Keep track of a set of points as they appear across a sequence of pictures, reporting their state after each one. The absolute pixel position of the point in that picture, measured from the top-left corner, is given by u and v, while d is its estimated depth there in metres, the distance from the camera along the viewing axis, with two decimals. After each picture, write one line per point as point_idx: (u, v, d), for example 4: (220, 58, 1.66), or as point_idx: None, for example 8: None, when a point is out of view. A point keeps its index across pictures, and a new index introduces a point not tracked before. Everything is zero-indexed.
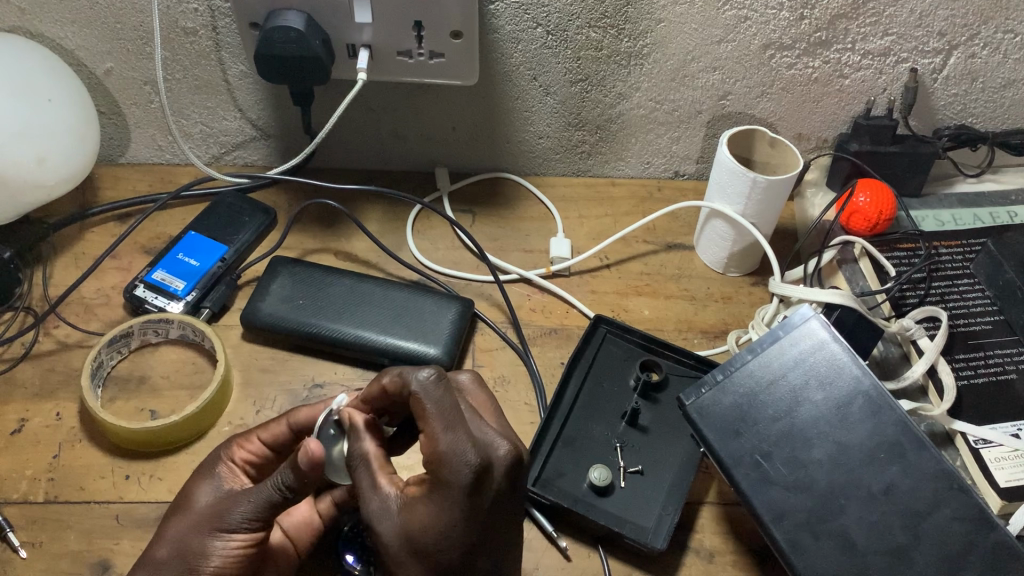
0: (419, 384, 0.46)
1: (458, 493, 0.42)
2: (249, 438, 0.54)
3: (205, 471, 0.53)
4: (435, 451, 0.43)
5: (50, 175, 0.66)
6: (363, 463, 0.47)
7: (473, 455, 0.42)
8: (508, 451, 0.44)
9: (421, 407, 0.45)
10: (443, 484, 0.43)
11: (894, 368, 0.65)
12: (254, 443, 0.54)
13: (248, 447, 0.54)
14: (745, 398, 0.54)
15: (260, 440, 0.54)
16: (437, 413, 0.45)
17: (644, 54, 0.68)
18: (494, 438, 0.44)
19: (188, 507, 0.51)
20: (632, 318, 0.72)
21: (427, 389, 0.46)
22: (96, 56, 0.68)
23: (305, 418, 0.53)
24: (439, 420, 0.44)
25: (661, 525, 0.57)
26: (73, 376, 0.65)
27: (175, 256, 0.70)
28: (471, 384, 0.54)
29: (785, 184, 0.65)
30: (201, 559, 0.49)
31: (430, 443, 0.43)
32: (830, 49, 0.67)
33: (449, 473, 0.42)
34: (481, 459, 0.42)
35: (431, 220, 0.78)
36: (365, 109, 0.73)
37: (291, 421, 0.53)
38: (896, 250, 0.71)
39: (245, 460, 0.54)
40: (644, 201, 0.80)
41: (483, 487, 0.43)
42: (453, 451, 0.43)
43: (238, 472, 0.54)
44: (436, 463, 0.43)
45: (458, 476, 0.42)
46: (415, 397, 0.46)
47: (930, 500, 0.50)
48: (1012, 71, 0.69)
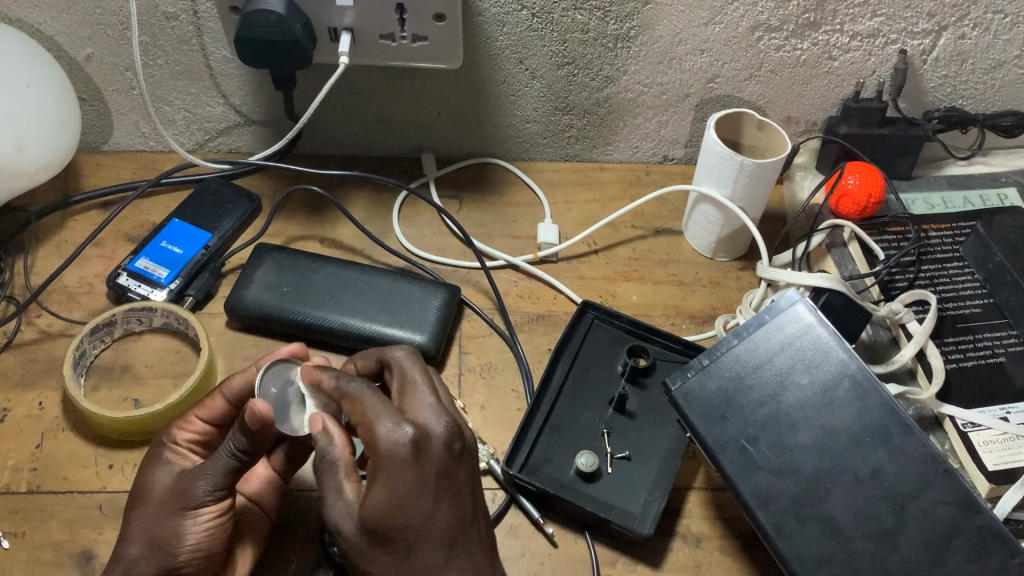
0: (351, 385, 0.46)
1: (400, 467, 0.43)
2: (188, 418, 0.53)
3: (153, 459, 0.52)
4: (372, 435, 0.43)
5: (31, 163, 0.65)
6: (332, 467, 0.45)
7: (405, 430, 0.43)
8: (446, 423, 0.45)
9: (352, 402, 0.45)
10: (384, 463, 0.43)
11: (882, 352, 0.65)
12: (195, 422, 0.53)
13: (191, 427, 0.53)
14: (729, 382, 0.54)
15: (200, 418, 0.53)
16: (371, 402, 0.44)
17: (630, 37, 0.67)
18: (431, 417, 0.46)
19: (146, 496, 0.50)
20: (620, 303, 0.71)
21: (359, 385, 0.46)
22: (76, 42, 0.67)
23: (239, 387, 0.53)
24: (372, 406, 0.44)
25: (648, 510, 0.57)
26: (56, 365, 0.64)
27: (158, 244, 0.70)
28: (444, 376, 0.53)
29: (773, 167, 0.64)
30: (178, 540, 0.48)
31: (365, 426, 0.44)
32: (818, 30, 0.67)
33: (383, 450, 0.43)
34: (414, 433, 0.43)
35: (417, 206, 0.77)
36: (349, 94, 0.72)
37: (226, 392, 0.53)
38: (885, 233, 0.70)
39: (191, 441, 0.53)
40: (632, 185, 0.80)
41: (423, 457, 0.43)
42: (389, 432, 0.43)
43: (186, 453, 0.53)
44: (372, 445, 0.43)
45: (397, 452, 0.43)
46: (348, 397, 0.45)
47: (917, 483, 0.50)
48: (1002, 52, 0.69)
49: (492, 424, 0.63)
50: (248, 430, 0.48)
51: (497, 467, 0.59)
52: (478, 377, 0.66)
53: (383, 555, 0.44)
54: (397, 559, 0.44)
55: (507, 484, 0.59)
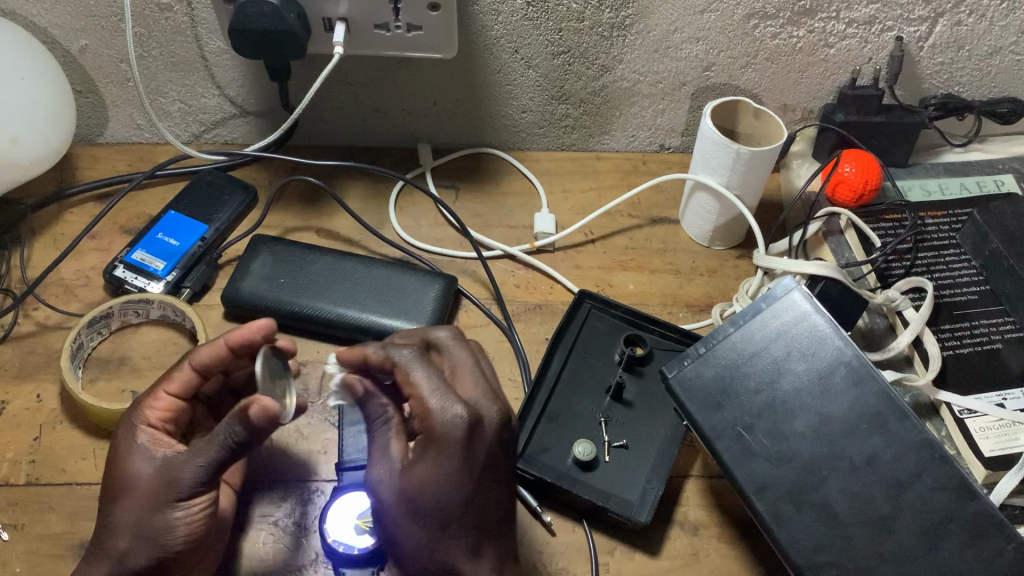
0: (403, 354, 0.46)
1: (451, 448, 0.43)
2: (155, 394, 0.53)
3: (127, 446, 0.51)
4: (425, 411, 0.44)
5: (26, 156, 0.65)
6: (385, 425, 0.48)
7: (464, 411, 0.44)
8: (497, 412, 0.46)
9: (407, 374, 0.45)
10: (437, 440, 0.44)
11: (879, 339, 0.65)
12: (163, 398, 0.53)
13: (160, 405, 0.53)
14: (726, 370, 0.54)
15: (167, 393, 0.53)
16: (424, 377, 0.45)
17: (626, 25, 0.67)
18: (482, 400, 0.46)
19: (126, 486, 0.49)
20: (617, 292, 0.71)
21: (411, 356, 0.46)
22: (69, 33, 0.67)
23: (206, 357, 0.53)
24: (429, 382, 0.45)
25: (645, 499, 0.57)
26: (53, 357, 0.64)
27: (155, 236, 0.70)
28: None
29: (769, 155, 0.64)
30: (170, 533, 0.48)
31: (419, 401, 0.44)
32: (815, 17, 0.66)
33: (441, 428, 0.43)
34: (471, 414, 0.44)
35: (413, 196, 0.77)
36: (345, 84, 0.72)
37: (193, 362, 0.53)
38: (881, 221, 0.70)
39: (161, 418, 0.53)
40: (629, 174, 0.79)
41: (475, 442, 0.44)
42: (443, 411, 0.44)
43: (158, 433, 0.52)
44: (427, 421, 0.44)
45: (451, 432, 0.43)
46: (400, 367, 0.46)
47: (912, 470, 0.50)
48: (998, 38, 0.68)
49: None
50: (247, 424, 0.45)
51: None
52: None
53: (417, 527, 0.45)
54: (430, 533, 0.45)
55: None
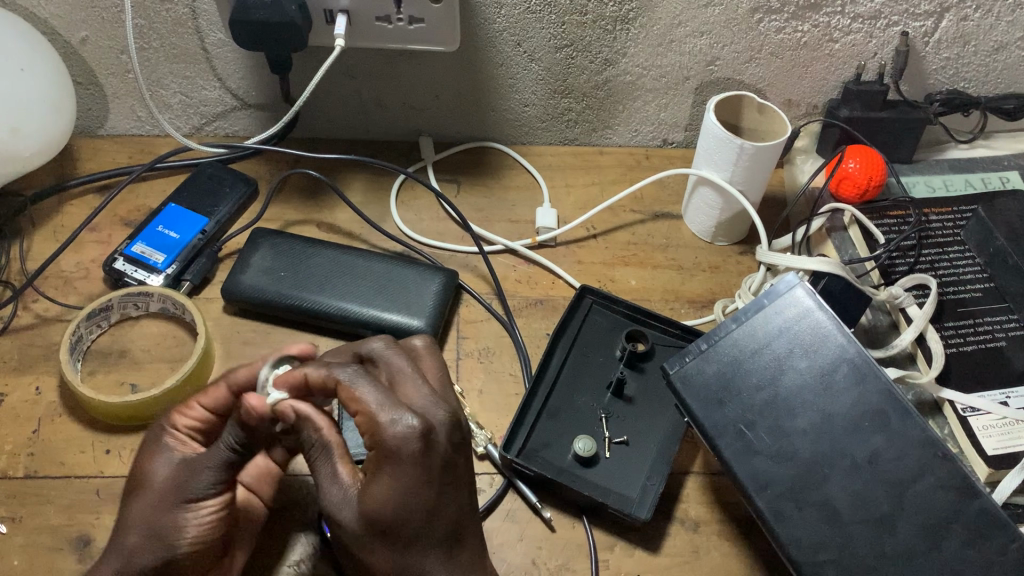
0: (346, 371, 0.45)
1: (407, 460, 0.42)
2: (190, 404, 0.51)
3: (150, 447, 0.51)
4: (375, 427, 0.42)
5: (26, 148, 0.65)
6: (325, 450, 0.45)
7: (414, 421, 0.42)
8: (446, 416, 0.44)
9: (352, 392, 0.43)
10: (390, 455, 0.42)
11: (882, 337, 0.65)
12: (196, 408, 0.52)
13: (191, 414, 0.51)
14: (728, 366, 0.54)
15: (202, 405, 0.51)
16: (368, 392, 0.43)
17: (630, 19, 0.66)
18: (429, 407, 0.45)
19: (143, 484, 0.49)
20: (619, 288, 0.71)
21: (354, 372, 0.44)
22: (70, 24, 0.67)
23: (244, 379, 0.50)
24: (375, 397, 0.43)
25: (645, 495, 0.57)
26: (53, 350, 0.64)
27: (155, 229, 0.69)
28: (426, 348, 0.52)
29: (773, 151, 0.64)
30: (178, 533, 0.47)
31: (368, 417, 0.43)
32: (820, 12, 0.66)
33: (392, 441, 0.42)
34: (423, 424, 0.42)
35: (415, 191, 0.77)
36: (347, 77, 0.72)
37: (229, 383, 0.50)
38: (885, 219, 0.69)
39: (191, 427, 0.52)
40: (632, 169, 0.79)
41: (429, 450, 0.43)
42: (393, 423, 0.42)
43: (185, 439, 0.52)
44: (377, 436, 0.42)
45: (403, 446, 0.42)
46: (343, 384, 0.44)
47: (915, 468, 0.50)
48: (1005, 33, 0.68)
49: (489, 409, 0.63)
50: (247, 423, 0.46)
51: (495, 451, 0.59)
52: (476, 361, 0.66)
53: (385, 545, 0.44)
54: (397, 549, 0.44)
55: (505, 468, 0.59)
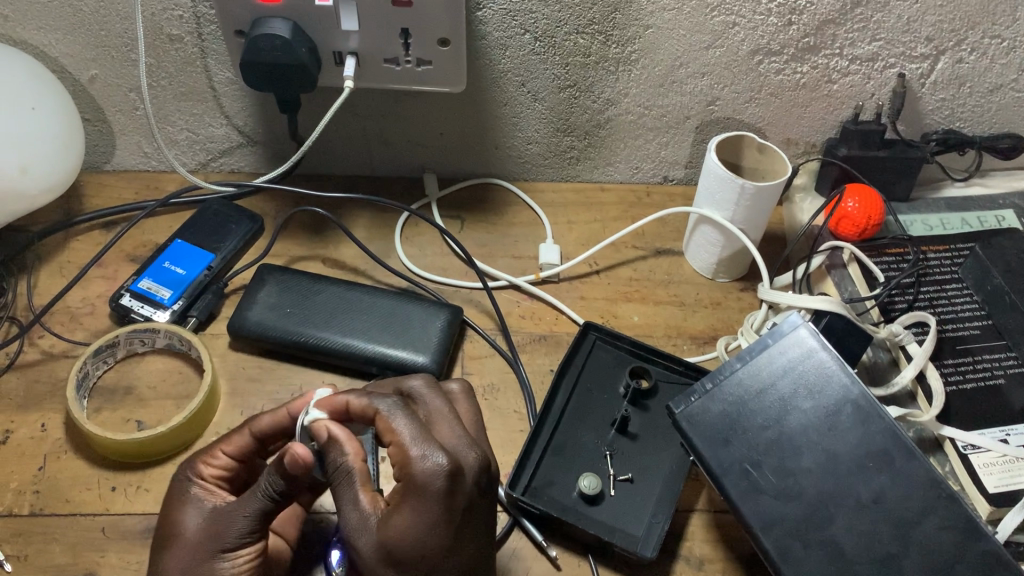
0: (386, 403, 0.46)
1: (431, 497, 0.42)
2: (212, 454, 0.53)
3: (179, 498, 0.51)
4: (405, 459, 0.44)
5: (34, 185, 0.65)
6: (348, 476, 0.44)
7: (443, 458, 0.43)
8: (476, 459, 0.45)
9: (388, 423, 0.45)
10: (416, 489, 0.43)
11: (882, 374, 0.66)
12: (220, 458, 0.53)
13: (216, 463, 0.53)
14: (733, 406, 0.54)
15: (225, 453, 0.53)
16: (405, 425, 0.45)
17: (632, 60, 0.68)
18: (460, 447, 0.45)
19: (177, 536, 0.49)
20: (622, 324, 0.72)
21: (393, 405, 0.46)
22: (80, 63, 0.68)
23: (267, 424, 0.52)
24: (409, 430, 0.45)
25: (650, 534, 0.57)
26: (59, 387, 0.64)
27: (161, 265, 0.70)
28: (461, 393, 0.53)
29: (774, 191, 0.65)
30: None
31: (399, 448, 0.44)
32: (818, 54, 0.67)
33: (420, 475, 0.42)
34: (452, 463, 0.43)
35: (419, 227, 0.77)
36: (353, 115, 0.73)
37: (252, 428, 0.52)
38: (884, 256, 0.71)
39: (217, 475, 0.53)
40: (633, 206, 0.80)
41: (454, 490, 0.43)
42: (422, 459, 0.43)
43: (212, 488, 0.52)
44: (407, 470, 0.43)
45: (431, 482, 0.42)
46: (381, 414, 0.46)
47: (919, 508, 0.50)
48: (999, 76, 0.69)
49: (495, 446, 0.63)
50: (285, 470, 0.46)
51: (501, 489, 0.59)
52: (480, 398, 0.66)
53: None
54: None
55: (510, 506, 0.59)
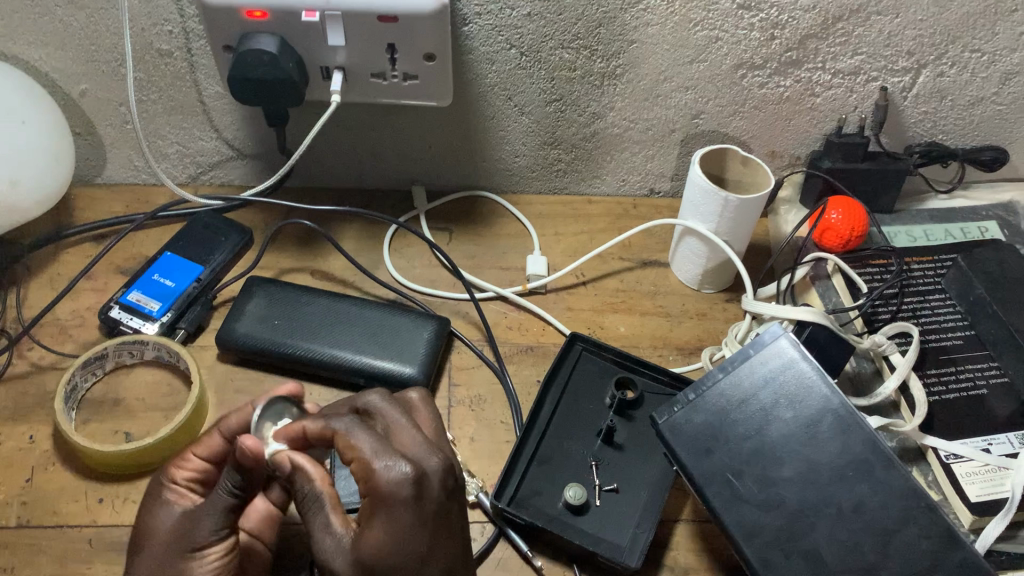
0: (343, 421, 0.46)
1: (401, 506, 0.42)
2: (186, 457, 0.52)
3: (152, 500, 0.52)
4: (369, 473, 0.43)
5: (24, 199, 0.66)
6: (317, 501, 0.45)
7: (406, 467, 0.43)
8: (439, 465, 0.45)
9: (348, 439, 0.44)
10: (383, 501, 0.43)
11: (866, 384, 0.66)
12: (192, 460, 0.52)
13: (188, 466, 0.52)
14: (715, 417, 0.55)
15: (198, 456, 0.52)
16: (365, 439, 0.44)
17: (617, 74, 0.69)
18: (423, 453, 0.45)
19: (149, 539, 0.50)
20: (608, 335, 0.72)
21: (350, 422, 0.45)
22: (71, 78, 0.68)
23: (236, 426, 0.51)
24: (371, 443, 0.44)
25: (635, 543, 0.57)
26: (47, 399, 0.65)
27: (150, 277, 0.70)
28: (421, 401, 0.52)
29: (757, 203, 0.66)
30: None
31: (362, 464, 0.43)
32: (801, 68, 0.68)
33: (387, 485, 0.43)
34: (415, 470, 0.43)
35: (407, 239, 0.78)
36: (341, 129, 0.74)
37: (222, 430, 0.52)
38: (868, 267, 0.72)
39: (189, 479, 0.52)
40: (620, 218, 0.81)
41: (423, 495, 0.43)
42: (387, 470, 0.43)
43: (185, 491, 0.52)
44: (371, 482, 0.43)
45: (398, 490, 0.42)
46: (339, 433, 0.45)
47: (899, 517, 0.50)
48: (980, 89, 0.70)
49: (481, 457, 0.64)
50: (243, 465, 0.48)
51: (486, 500, 0.59)
52: (467, 409, 0.66)
53: None
54: None
55: (496, 517, 0.59)
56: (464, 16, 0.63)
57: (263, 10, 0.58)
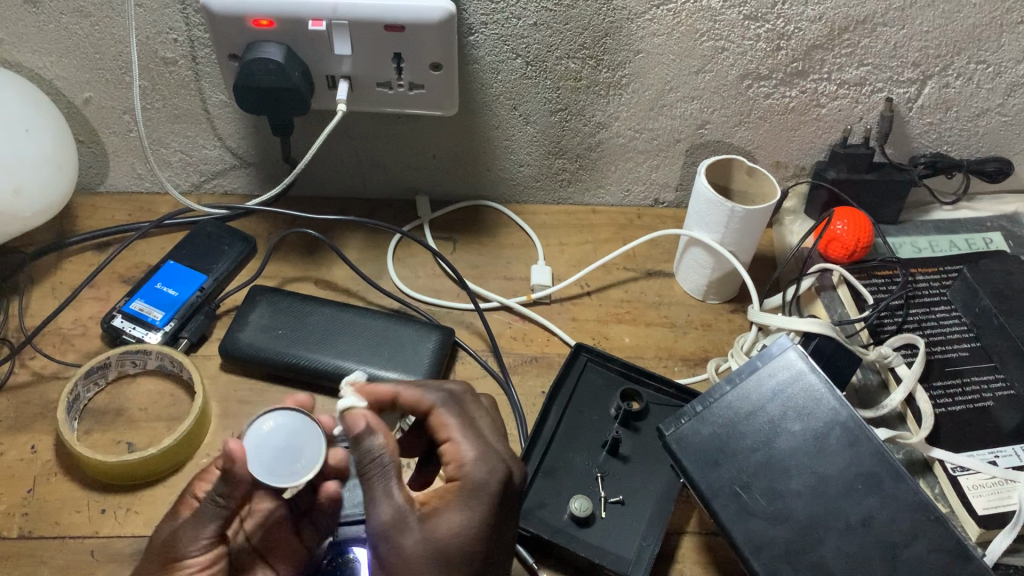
0: (436, 402, 0.50)
1: (486, 496, 0.46)
2: (207, 469, 0.51)
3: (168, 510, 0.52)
4: (462, 458, 0.47)
5: (28, 208, 0.65)
6: (385, 467, 0.45)
7: (505, 464, 0.47)
8: (516, 464, 0.49)
9: (445, 421, 0.49)
10: (473, 487, 0.46)
11: (872, 396, 0.66)
12: (212, 473, 0.51)
13: (207, 478, 0.51)
14: (723, 429, 0.54)
15: (218, 468, 0.51)
16: (456, 425, 0.48)
17: (622, 84, 0.68)
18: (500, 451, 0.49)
19: (147, 542, 0.51)
20: (613, 345, 0.72)
21: (445, 403, 0.50)
22: (75, 86, 0.68)
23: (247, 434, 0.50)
24: (463, 429, 0.48)
25: (641, 556, 0.57)
26: (49, 408, 0.64)
27: (153, 286, 0.70)
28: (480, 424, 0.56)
29: (763, 214, 0.65)
30: None
31: (455, 447, 0.48)
32: (807, 78, 0.68)
33: (480, 475, 0.46)
34: (509, 470, 0.47)
35: (411, 248, 0.78)
36: (346, 138, 0.73)
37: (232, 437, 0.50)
38: (873, 278, 0.71)
39: (205, 492, 0.51)
40: (625, 228, 0.80)
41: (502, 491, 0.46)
42: (480, 457, 0.47)
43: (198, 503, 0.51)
44: (463, 467, 0.46)
45: (489, 479, 0.46)
46: (437, 413, 0.49)
47: (908, 531, 0.50)
48: (985, 100, 0.70)
49: None
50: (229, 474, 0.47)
51: None
52: None
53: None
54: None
55: None
56: (470, 25, 0.63)
57: (269, 19, 0.58)
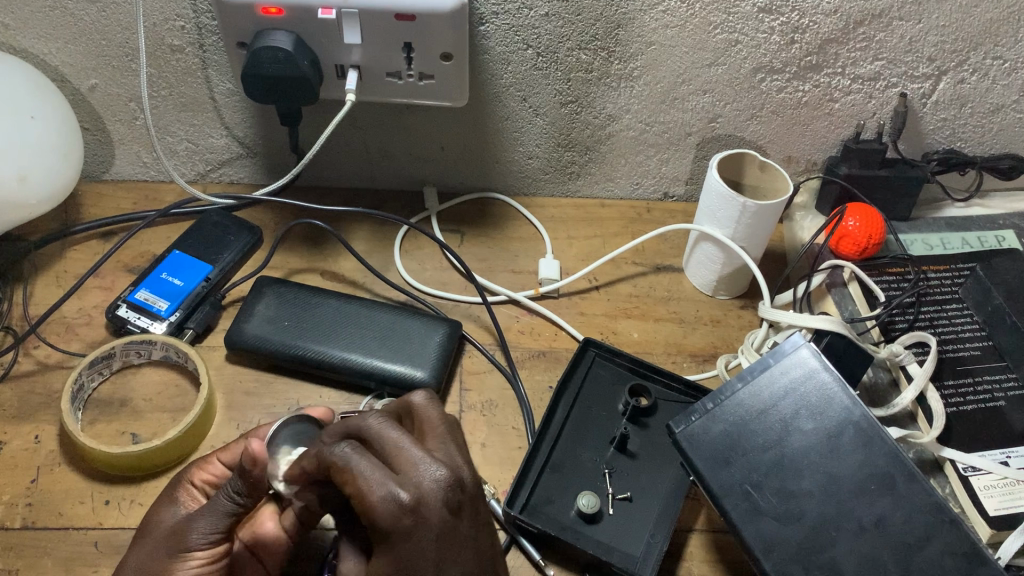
0: (339, 450, 0.40)
1: (403, 533, 0.38)
2: (209, 460, 0.53)
3: (167, 498, 0.52)
4: (366, 504, 0.38)
5: (33, 195, 0.65)
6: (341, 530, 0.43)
7: (403, 492, 0.38)
8: (443, 478, 0.39)
9: (344, 472, 0.39)
10: (385, 533, 0.38)
11: (883, 395, 0.65)
12: (214, 465, 0.53)
13: (209, 470, 0.53)
14: (733, 428, 0.54)
15: (220, 461, 0.53)
16: (360, 468, 0.39)
17: (634, 76, 0.68)
18: (421, 468, 0.40)
19: (149, 532, 0.50)
20: (622, 340, 0.71)
21: (348, 450, 0.40)
22: (81, 72, 0.67)
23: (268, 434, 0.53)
24: (364, 471, 0.39)
25: (650, 552, 0.56)
26: (53, 398, 0.64)
27: (158, 276, 0.69)
28: (426, 404, 0.46)
29: (775, 209, 0.65)
30: None
31: (358, 493, 0.39)
32: (821, 72, 0.67)
33: (382, 519, 0.38)
34: (412, 497, 0.38)
35: (418, 240, 0.77)
36: (354, 128, 0.73)
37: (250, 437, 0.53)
38: (885, 275, 0.71)
39: (205, 482, 0.53)
40: (633, 222, 0.80)
41: (425, 522, 0.39)
42: (383, 500, 0.38)
43: (197, 495, 0.53)
44: (369, 514, 0.38)
45: (395, 523, 0.38)
46: (337, 464, 0.40)
47: (922, 532, 0.50)
48: (1001, 96, 0.69)
49: (493, 463, 0.63)
50: (247, 474, 0.47)
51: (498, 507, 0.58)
52: (479, 415, 0.65)
53: None
54: None
55: (507, 524, 0.59)
56: (481, 15, 0.62)
57: (279, 7, 0.57)
